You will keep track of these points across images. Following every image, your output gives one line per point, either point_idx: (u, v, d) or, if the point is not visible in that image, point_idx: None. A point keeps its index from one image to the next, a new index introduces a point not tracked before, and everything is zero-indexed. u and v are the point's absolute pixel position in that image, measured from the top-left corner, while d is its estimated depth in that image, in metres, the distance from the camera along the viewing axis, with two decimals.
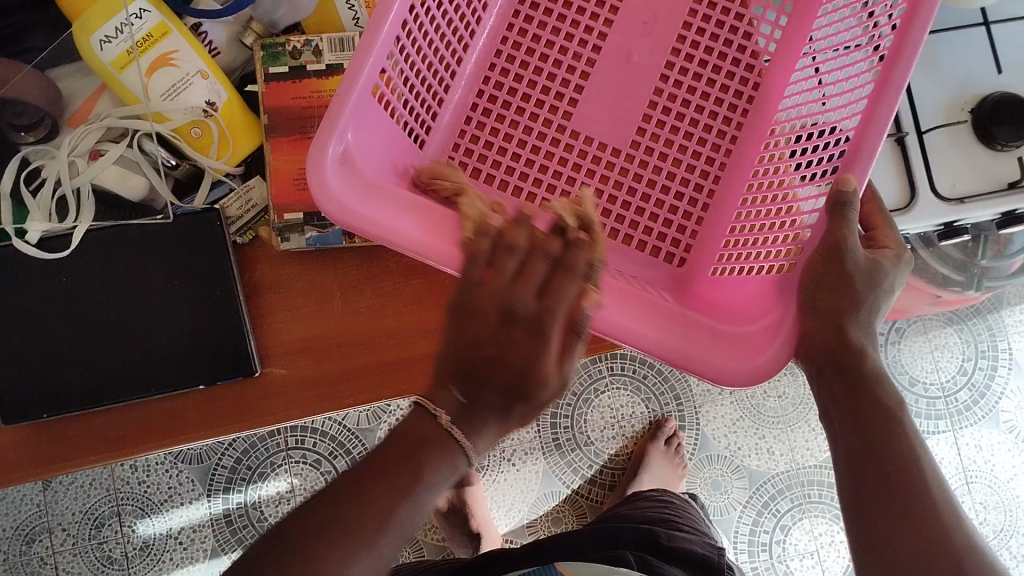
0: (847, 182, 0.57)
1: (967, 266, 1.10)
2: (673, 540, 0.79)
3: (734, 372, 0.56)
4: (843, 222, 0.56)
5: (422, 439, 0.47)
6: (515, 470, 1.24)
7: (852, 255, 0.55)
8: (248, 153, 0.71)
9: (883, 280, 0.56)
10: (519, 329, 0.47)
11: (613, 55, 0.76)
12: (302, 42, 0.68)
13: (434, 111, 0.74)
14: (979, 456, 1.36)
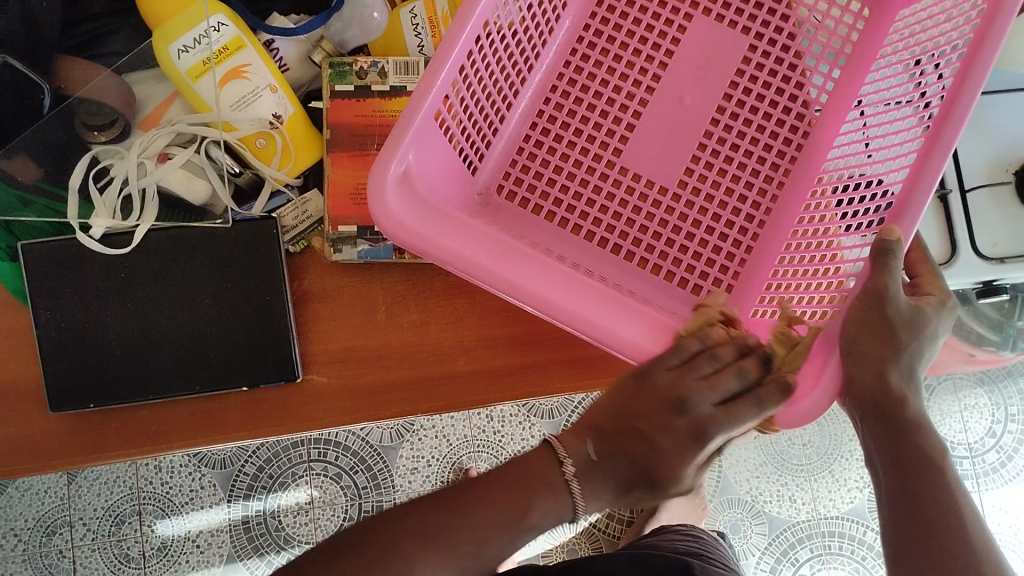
0: (892, 233, 0.58)
1: (1003, 326, 1.09)
2: (707, 574, 0.81)
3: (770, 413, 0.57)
4: (887, 270, 0.56)
5: (543, 483, 0.53)
6: None
7: (894, 301, 0.56)
8: (308, 167, 0.73)
9: (926, 329, 0.56)
10: (682, 424, 0.50)
11: (666, 97, 0.77)
12: (368, 63, 0.71)
13: (488, 140, 0.75)
14: (1004, 519, 1.35)
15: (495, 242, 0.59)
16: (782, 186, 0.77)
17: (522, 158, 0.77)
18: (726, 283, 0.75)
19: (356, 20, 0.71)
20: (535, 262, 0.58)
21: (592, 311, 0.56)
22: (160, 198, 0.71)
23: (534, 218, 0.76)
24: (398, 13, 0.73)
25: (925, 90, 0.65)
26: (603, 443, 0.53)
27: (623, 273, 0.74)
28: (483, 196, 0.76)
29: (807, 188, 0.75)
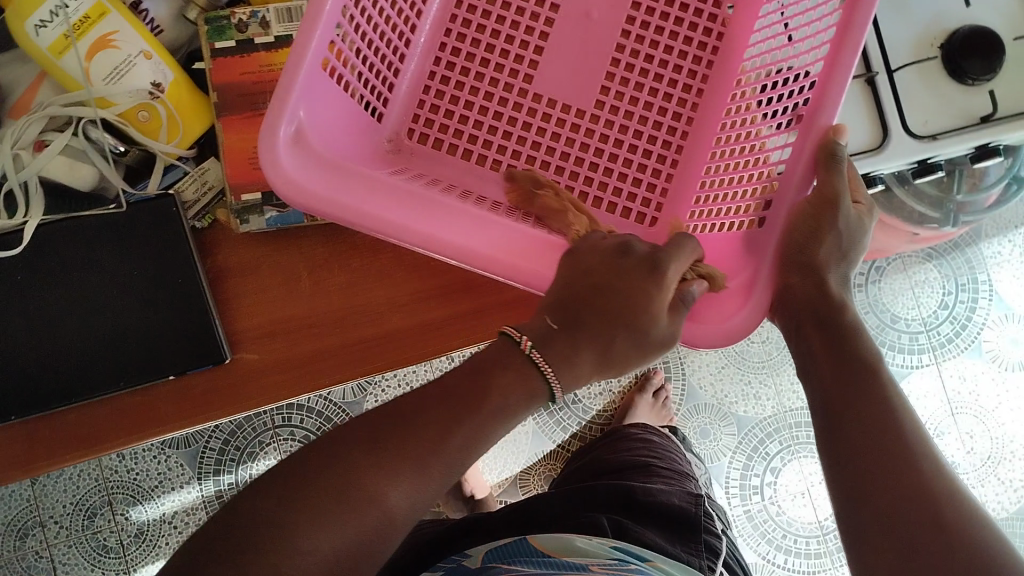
0: (841, 134, 0.57)
1: (943, 202, 1.10)
2: (649, 495, 0.83)
3: (708, 334, 0.57)
4: (832, 175, 0.56)
5: (502, 367, 0.50)
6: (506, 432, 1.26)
7: (841, 211, 0.56)
8: (201, 135, 0.68)
9: (861, 241, 0.58)
10: (633, 258, 0.53)
11: (572, 14, 0.74)
12: (247, 14, 0.66)
13: (390, 82, 0.71)
14: (963, 386, 1.38)
15: (402, 196, 0.57)
16: (701, 94, 0.75)
17: (429, 97, 0.73)
18: (656, 201, 0.74)
19: None
20: (446, 210, 0.57)
21: (530, 262, 0.56)
22: (47, 189, 0.67)
23: (450, 160, 0.72)
24: None
25: None
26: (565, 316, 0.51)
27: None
28: (393, 143, 0.72)
29: (725, 93, 0.73)
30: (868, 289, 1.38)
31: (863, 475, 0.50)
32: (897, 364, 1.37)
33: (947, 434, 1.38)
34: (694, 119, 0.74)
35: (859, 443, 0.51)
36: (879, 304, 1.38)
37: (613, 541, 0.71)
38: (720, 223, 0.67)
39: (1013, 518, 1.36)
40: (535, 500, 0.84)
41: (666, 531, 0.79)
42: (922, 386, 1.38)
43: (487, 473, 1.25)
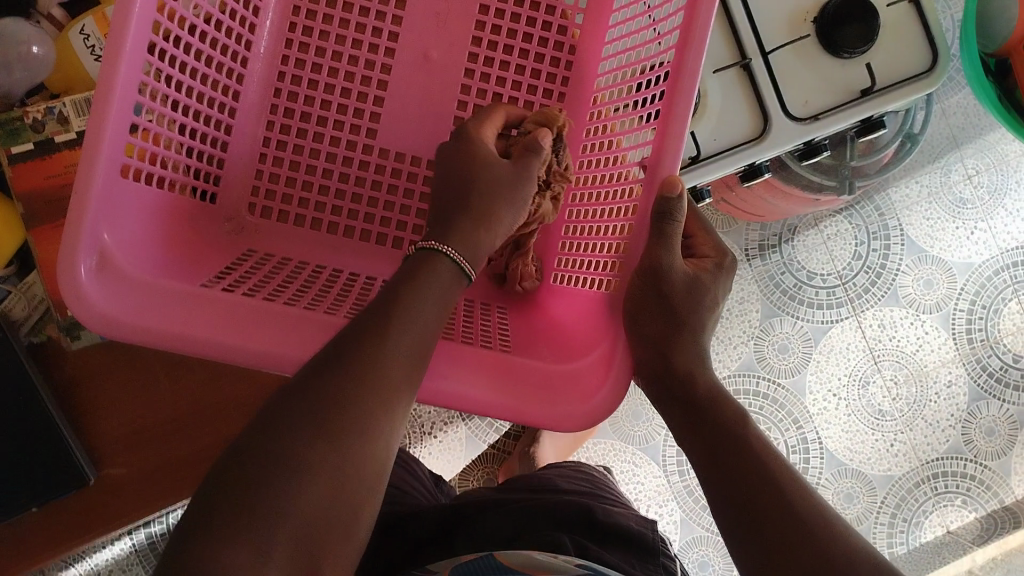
0: (674, 188, 0.56)
1: (838, 168, 1.03)
2: (606, 514, 0.69)
3: (569, 415, 0.57)
4: (666, 236, 0.56)
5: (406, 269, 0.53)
6: (439, 440, 1.16)
7: (670, 274, 0.57)
8: (14, 250, 0.64)
9: (708, 299, 0.60)
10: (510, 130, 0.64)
11: (409, 58, 0.71)
12: (41, 112, 0.61)
13: (218, 157, 0.68)
14: (884, 334, 1.23)
15: (235, 312, 0.54)
16: None
17: (266, 167, 0.69)
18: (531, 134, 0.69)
19: (14, 58, 0.62)
20: (275, 317, 0.54)
21: None
22: None
23: (301, 230, 0.70)
24: (67, 35, 0.64)
25: (669, 19, 0.61)
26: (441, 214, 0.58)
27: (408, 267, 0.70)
28: (234, 223, 0.68)
29: (582, 126, 0.72)
30: (780, 249, 1.23)
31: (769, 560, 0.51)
32: (816, 322, 1.23)
33: (872, 384, 1.23)
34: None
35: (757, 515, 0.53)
36: (792, 263, 1.23)
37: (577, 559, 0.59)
38: (586, 275, 0.67)
39: (945, 460, 1.22)
40: (469, 516, 0.69)
41: (626, 557, 0.65)
42: (842, 342, 1.23)
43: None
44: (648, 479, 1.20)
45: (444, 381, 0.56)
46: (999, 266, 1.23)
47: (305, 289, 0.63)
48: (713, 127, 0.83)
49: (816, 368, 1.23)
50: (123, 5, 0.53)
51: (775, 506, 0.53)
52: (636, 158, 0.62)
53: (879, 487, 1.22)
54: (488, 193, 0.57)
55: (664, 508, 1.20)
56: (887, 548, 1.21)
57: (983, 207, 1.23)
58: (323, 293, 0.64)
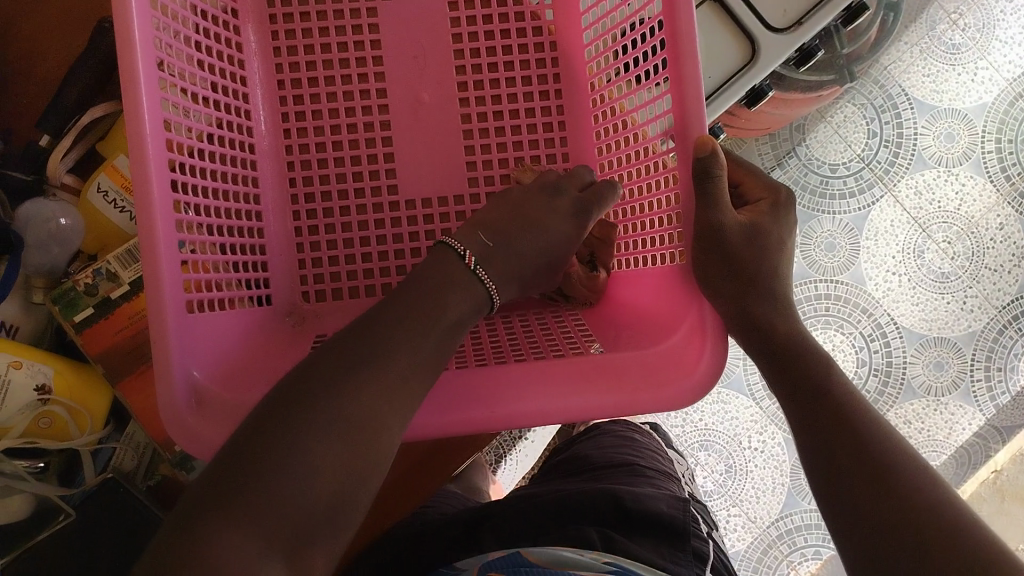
0: (706, 146, 0.57)
1: (834, 61, 1.01)
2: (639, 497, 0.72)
3: (680, 393, 0.58)
4: (713, 193, 0.57)
5: (456, 283, 0.55)
6: (531, 440, 1.15)
7: (728, 235, 0.58)
8: (105, 406, 0.67)
9: (767, 242, 0.60)
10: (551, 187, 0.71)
11: (404, 107, 0.74)
12: (91, 276, 0.65)
13: (261, 260, 0.70)
14: (925, 201, 1.21)
15: None
16: (564, 123, 0.76)
17: (306, 252, 0.72)
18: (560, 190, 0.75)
19: (49, 236, 0.66)
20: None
21: (450, 412, 0.57)
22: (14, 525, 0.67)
23: (361, 300, 0.72)
24: (88, 198, 0.68)
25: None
26: (492, 233, 0.61)
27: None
28: (294, 314, 0.71)
29: (587, 113, 0.75)
30: (796, 152, 1.22)
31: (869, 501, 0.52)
32: (854, 211, 1.21)
33: (928, 251, 1.21)
34: (569, 153, 0.76)
35: (849, 460, 0.54)
36: (813, 162, 1.21)
37: (606, 557, 0.63)
38: (643, 255, 0.69)
39: (1021, 300, 1.21)
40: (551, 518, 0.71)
41: (656, 541, 0.68)
42: (886, 221, 1.21)
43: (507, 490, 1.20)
44: (741, 413, 1.20)
45: (551, 402, 0.58)
46: (1014, 96, 1.20)
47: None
48: (705, 65, 0.82)
49: (868, 255, 1.21)
50: (139, 153, 0.54)
51: (851, 441, 0.54)
52: (654, 131, 0.64)
53: (965, 346, 1.21)
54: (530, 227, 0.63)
55: (766, 434, 1.20)
56: (990, 401, 1.21)
57: (979, 45, 1.20)
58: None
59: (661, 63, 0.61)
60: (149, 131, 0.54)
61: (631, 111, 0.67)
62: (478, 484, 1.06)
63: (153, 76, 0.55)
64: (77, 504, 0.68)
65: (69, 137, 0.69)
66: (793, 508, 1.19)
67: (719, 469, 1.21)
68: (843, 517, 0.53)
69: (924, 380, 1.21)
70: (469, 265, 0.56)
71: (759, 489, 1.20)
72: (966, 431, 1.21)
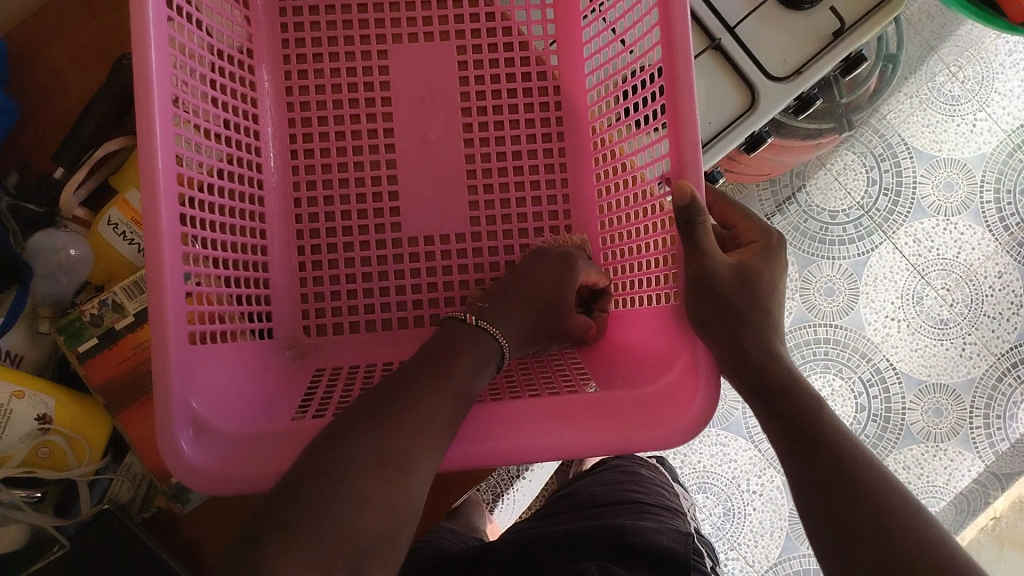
0: (684, 193, 0.58)
1: (833, 110, 1.03)
2: (641, 533, 0.73)
3: (673, 433, 0.59)
4: (699, 242, 0.58)
5: (462, 335, 0.59)
6: (529, 479, 1.15)
7: (717, 275, 0.59)
8: (104, 436, 0.67)
9: (757, 289, 0.61)
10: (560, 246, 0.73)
11: (408, 146, 0.75)
12: (97, 307, 0.66)
13: (264, 294, 0.71)
14: (923, 248, 1.22)
15: None
16: (566, 166, 0.77)
17: (309, 287, 0.73)
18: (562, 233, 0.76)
19: (57, 266, 0.67)
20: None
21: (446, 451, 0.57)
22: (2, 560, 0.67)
23: (362, 336, 0.73)
24: (98, 230, 0.69)
25: (645, 42, 0.64)
26: (489, 297, 0.65)
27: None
28: (294, 348, 0.72)
29: (589, 156, 0.76)
30: (795, 198, 1.23)
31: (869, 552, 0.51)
32: (852, 257, 1.22)
33: (926, 297, 1.22)
34: (570, 195, 0.76)
35: (844, 504, 0.53)
36: (812, 208, 1.22)
37: None
38: (639, 296, 0.70)
39: (1020, 347, 1.21)
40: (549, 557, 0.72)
41: None
42: (886, 268, 1.22)
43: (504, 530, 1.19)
44: (739, 456, 1.20)
45: (547, 443, 0.58)
46: (1011, 146, 1.22)
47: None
48: (705, 111, 0.83)
49: (867, 301, 1.22)
50: (150, 186, 0.55)
51: (846, 485, 0.54)
52: (654, 175, 0.64)
53: (964, 392, 1.21)
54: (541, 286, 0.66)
55: (764, 478, 1.20)
56: (989, 448, 1.21)
57: (977, 98, 1.22)
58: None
59: (664, 109, 0.62)
60: (159, 165, 0.55)
61: (632, 154, 0.68)
62: (476, 522, 1.05)
63: (167, 112, 0.56)
64: (72, 535, 0.67)
65: (85, 168, 0.70)
66: (791, 554, 1.19)
67: (717, 512, 1.20)
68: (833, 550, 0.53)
69: (923, 426, 1.21)
70: (471, 323, 0.60)
71: (757, 533, 1.19)
72: (966, 478, 1.21)
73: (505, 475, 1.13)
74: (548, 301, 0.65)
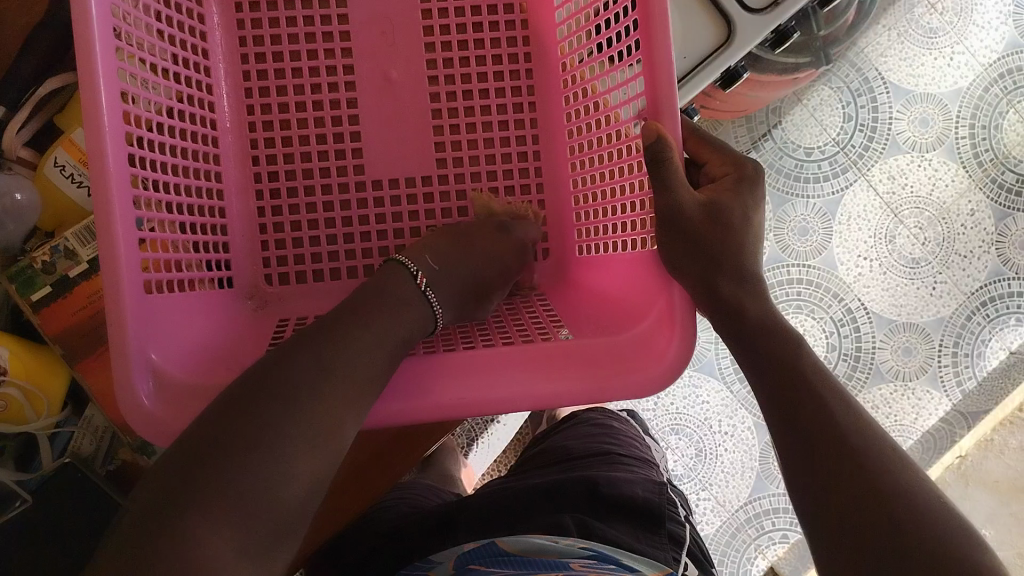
0: (652, 131, 0.56)
1: (810, 43, 1.01)
2: (613, 486, 0.72)
3: (649, 381, 0.58)
4: (665, 180, 0.57)
5: (407, 300, 0.56)
6: (502, 423, 1.14)
7: (685, 214, 0.57)
8: (63, 388, 0.66)
9: (731, 221, 0.59)
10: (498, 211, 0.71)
11: (369, 85, 0.73)
12: (48, 253, 0.63)
13: (222, 242, 0.69)
14: (897, 185, 1.21)
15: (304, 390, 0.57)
16: (535, 105, 0.75)
17: (269, 235, 0.71)
18: (533, 179, 0.75)
19: (3, 211, 0.64)
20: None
21: (410, 401, 0.56)
22: None
23: (326, 284, 0.71)
24: (44, 173, 0.66)
25: None
26: (439, 257, 0.62)
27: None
28: (256, 298, 0.70)
29: (559, 94, 0.73)
30: (771, 135, 1.21)
31: (834, 494, 0.51)
32: (826, 195, 1.21)
33: (899, 236, 1.22)
34: (540, 136, 0.75)
35: (810, 447, 0.53)
36: (786, 146, 1.21)
37: (583, 542, 0.64)
38: (609, 241, 0.69)
39: (990, 286, 1.21)
40: (521, 505, 0.72)
41: (632, 530, 0.68)
42: (858, 206, 1.21)
43: (479, 473, 1.20)
44: (711, 397, 1.21)
45: (512, 393, 0.57)
46: (987, 82, 1.21)
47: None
48: (678, 46, 0.81)
49: (841, 240, 1.21)
50: (94, 128, 0.52)
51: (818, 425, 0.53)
52: (627, 112, 0.62)
53: (933, 331, 1.22)
54: (479, 252, 0.64)
55: (735, 419, 1.21)
56: (957, 387, 1.22)
57: (955, 30, 1.20)
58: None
59: (636, 43, 0.60)
60: (104, 106, 0.52)
61: (603, 91, 0.66)
62: (449, 469, 1.05)
63: (110, 48, 0.53)
64: (35, 489, 0.66)
65: (27, 109, 0.67)
66: (761, 493, 1.20)
67: (689, 454, 1.21)
68: (807, 490, 0.52)
69: (892, 364, 1.22)
70: (420, 286, 0.57)
71: (729, 473, 1.20)
72: (933, 416, 1.22)
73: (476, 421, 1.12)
74: (484, 284, 0.64)
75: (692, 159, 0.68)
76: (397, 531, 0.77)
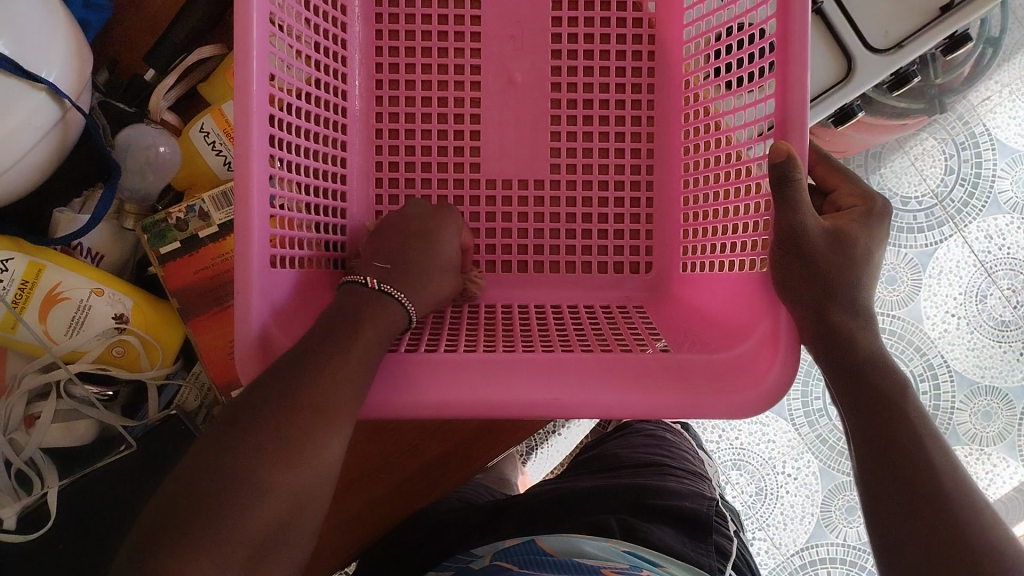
0: (780, 150, 0.57)
1: (924, 90, 0.99)
2: (661, 497, 0.72)
3: (747, 402, 0.58)
4: (794, 201, 0.56)
5: (363, 301, 0.55)
6: (564, 436, 1.14)
7: (807, 235, 0.57)
8: (177, 344, 0.72)
9: (856, 253, 0.58)
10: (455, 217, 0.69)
11: (494, 85, 0.75)
12: (184, 211, 0.68)
13: (342, 226, 0.71)
14: (993, 245, 1.19)
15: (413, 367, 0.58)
16: (654, 120, 0.76)
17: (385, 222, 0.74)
18: (644, 192, 0.76)
19: (146, 163, 0.70)
20: (454, 368, 0.58)
21: (511, 392, 0.57)
22: (64, 458, 0.69)
23: None
24: (189, 135, 0.71)
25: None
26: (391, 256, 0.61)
27: (550, 288, 0.75)
28: None
29: (679, 111, 0.74)
30: (869, 180, 1.19)
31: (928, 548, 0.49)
32: (920, 247, 1.18)
33: (990, 296, 1.19)
34: (655, 149, 0.76)
35: None
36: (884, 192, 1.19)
37: (623, 542, 0.64)
38: (711, 261, 0.70)
39: None
40: (572, 510, 0.72)
41: (678, 534, 0.68)
42: (951, 261, 1.19)
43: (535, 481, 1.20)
44: (778, 436, 1.19)
45: (609, 399, 0.58)
46: None
47: (473, 330, 0.67)
48: None
49: (928, 293, 1.18)
50: (243, 99, 0.54)
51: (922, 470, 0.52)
52: (752, 137, 0.62)
53: (1016, 397, 1.18)
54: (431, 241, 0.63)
55: (801, 461, 1.19)
56: None
57: None
58: (491, 330, 0.67)
59: (771, 69, 0.60)
60: (254, 81, 0.55)
61: (726, 114, 0.66)
62: (509, 476, 1.05)
63: (264, 30, 0.56)
64: (139, 436, 0.70)
65: (174, 74, 0.71)
66: (819, 540, 1.18)
67: (748, 491, 1.19)
68: None
69: (969, 427, 1.18)
70: (373, 285, 0.57)
71: (787, 516, 1.18)
72: (1007, 484, 1.18)
73: (539, 431, 1.13)
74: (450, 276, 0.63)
75: (821, 187, 0.68)
76: (460, 520, 0.78)
